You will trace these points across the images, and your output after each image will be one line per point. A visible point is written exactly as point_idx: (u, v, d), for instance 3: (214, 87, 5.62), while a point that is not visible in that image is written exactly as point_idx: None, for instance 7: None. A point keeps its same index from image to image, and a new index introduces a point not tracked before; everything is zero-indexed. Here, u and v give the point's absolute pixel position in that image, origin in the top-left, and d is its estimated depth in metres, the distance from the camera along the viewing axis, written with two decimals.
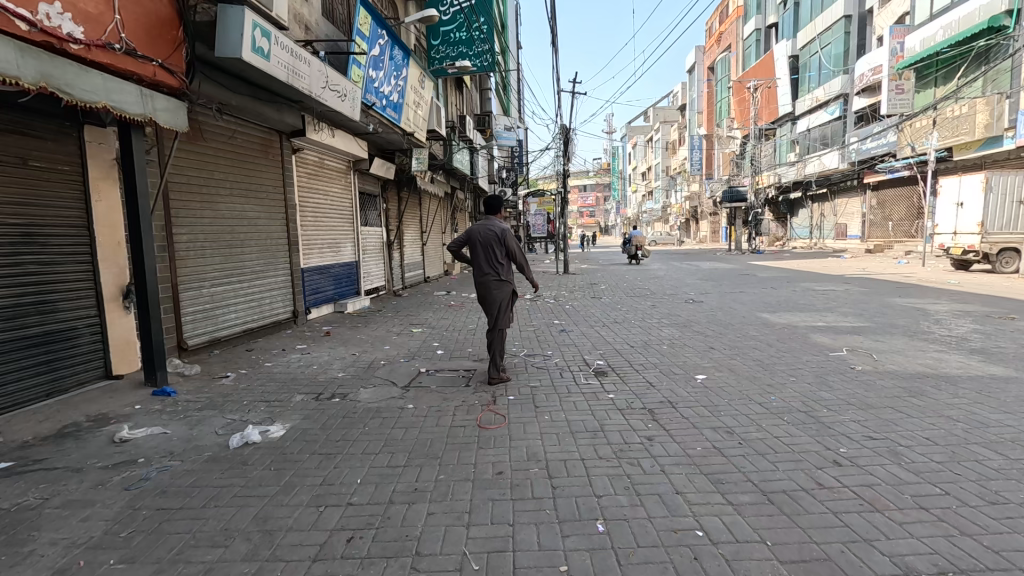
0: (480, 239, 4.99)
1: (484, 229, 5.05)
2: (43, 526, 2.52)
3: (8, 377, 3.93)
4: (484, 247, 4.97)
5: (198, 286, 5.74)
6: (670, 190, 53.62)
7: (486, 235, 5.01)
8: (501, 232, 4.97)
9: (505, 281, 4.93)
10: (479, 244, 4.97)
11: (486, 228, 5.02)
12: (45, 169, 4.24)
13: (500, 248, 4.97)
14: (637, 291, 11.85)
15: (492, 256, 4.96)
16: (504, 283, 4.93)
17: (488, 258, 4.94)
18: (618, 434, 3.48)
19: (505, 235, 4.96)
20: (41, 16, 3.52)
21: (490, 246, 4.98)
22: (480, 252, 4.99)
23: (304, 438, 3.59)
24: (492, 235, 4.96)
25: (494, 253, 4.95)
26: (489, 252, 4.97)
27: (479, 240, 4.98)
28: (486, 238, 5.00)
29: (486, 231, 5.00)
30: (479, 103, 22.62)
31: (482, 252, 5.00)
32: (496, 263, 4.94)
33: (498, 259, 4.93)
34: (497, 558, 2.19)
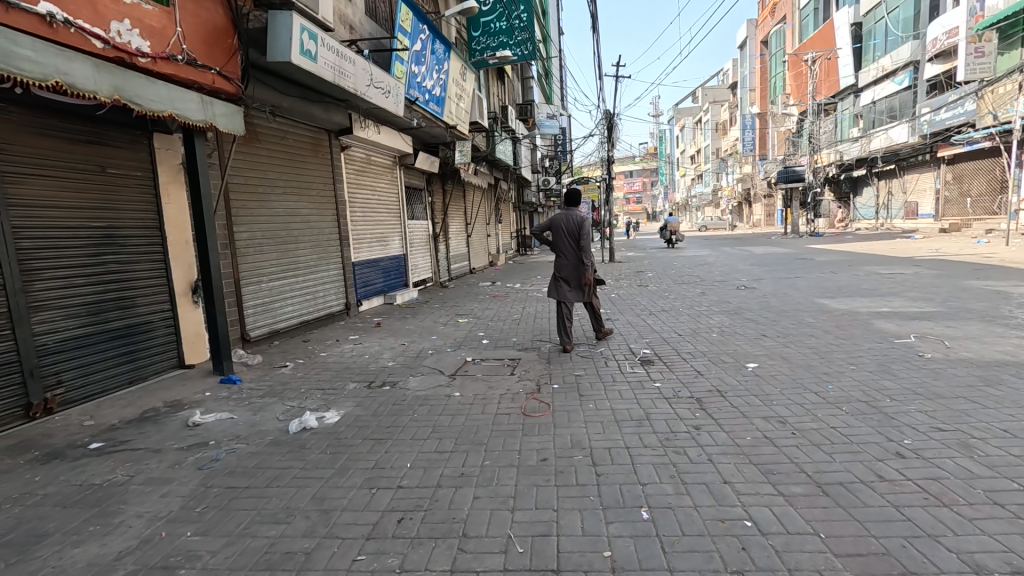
0: (558, 227, 5.63)
1: (566, 217, 5.65)
2: (129, 500, 2.78)
3: (95, 366, 4.33)
4: (560, 235, 5.60)
5: (258, 281, 6.08)
6: (720, 173, 51.54)
7: (565, 222, 5.63)
8: (574, 220, 5.50)
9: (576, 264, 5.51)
10: (557, 231, 5.63)
11: (564, 216, 5.62)
12: (121, 175, 4.61)
13: (574, 234, 5.54)
14: (685, 278, 11.54)
15: (569, 242, 5.58)
16: (576, 266, 5.53)
17: (562, 244, 5.58)
18: (664, 422, 3.44)
19: (578, 222, 5.49)
20: (113, 33, 3.85)
21: (567, 233, 5.60)
22: (559, 238, 5.65)
23: (357, 424, 3.76)
24: (567, 222, 5.54)
25: (570, 239, 5.55)
26: (567, 238, 5.60)
27: (557, 228, 5.62)
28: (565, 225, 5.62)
29: (564, 219, 5.59)
30: (521, 92, 22.52)
31: (561, 238, 5.65)
32: (570, 249, 5.55)
33: (570, 245, 5.51)
34: (542, 542, 2.24)
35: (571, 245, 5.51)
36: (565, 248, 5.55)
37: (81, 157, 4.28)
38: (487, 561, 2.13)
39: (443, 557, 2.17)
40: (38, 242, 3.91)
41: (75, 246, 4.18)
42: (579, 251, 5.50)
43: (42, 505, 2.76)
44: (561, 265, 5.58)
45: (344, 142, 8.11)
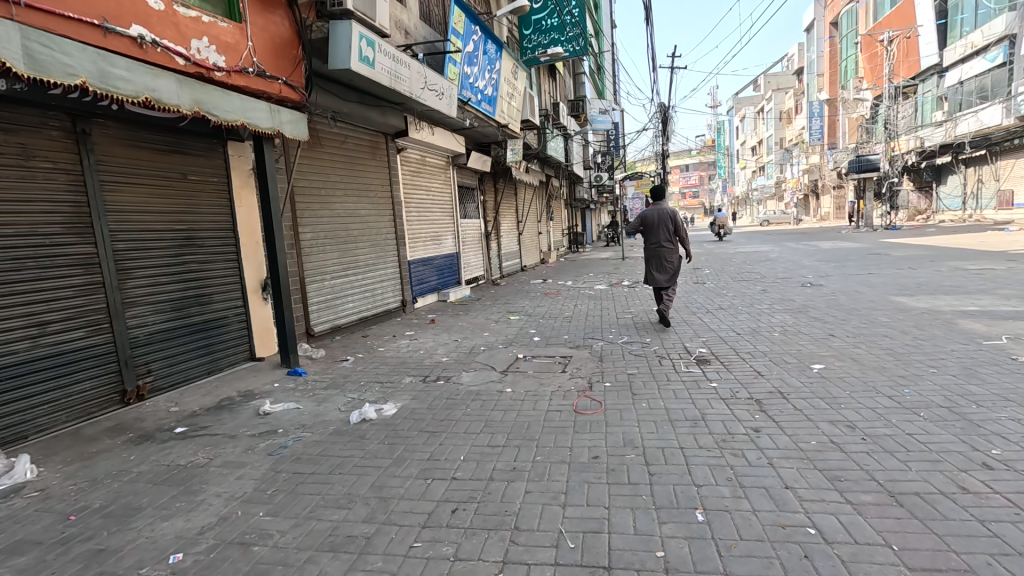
0: (659, 220, 6.39)
1: (657, 211, 6.50)
2: (209, 480, 3.03)
3: (178, 358, 4.72)
4: (659, 225, 6.36)
5: (321, 278, 6.40)
6: (784, 163, 48.96)
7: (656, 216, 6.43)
8: (670, 212, 6.37)
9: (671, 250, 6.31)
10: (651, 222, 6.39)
11: (656, 209, 6.43)
12: (200, 181, 4.99)
13: (670, 225, 6.36)
14: (745, 274, 11.07)
15: (664, 232, 6.36)
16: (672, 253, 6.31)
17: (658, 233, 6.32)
18: (721, 423, 3.33)
19: (671, 216, 6.38)
20: (193, 50, 4.19)
21: (661, 224, 6.41)
22: (653, 229, 6.40)
23: (412, 417, 3.90)
24: (663, 214, 6.35)
25: (666, 229, 6.36)
26: (661, 228, 6.40)
27: (656, 220, 6.37)
28: (657, 217, 6.45)
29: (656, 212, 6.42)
30: (573, 88, 22.36)
31: (654, 228, 6.42)
32: (666, 238, 6.33)
33: (667, 235, 6.33)
34: (593, 538, 2.24)
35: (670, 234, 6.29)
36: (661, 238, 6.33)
37: (165, 165, 4.65)
38: (539, 554, 2.16)
39: (496, 548, 2.23)
40: (130, 244, 4.31)
41: (159, 247, 4.56)
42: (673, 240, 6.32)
43: (137, 481, 3.06)
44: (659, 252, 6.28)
45: (400, 144, 8.37)
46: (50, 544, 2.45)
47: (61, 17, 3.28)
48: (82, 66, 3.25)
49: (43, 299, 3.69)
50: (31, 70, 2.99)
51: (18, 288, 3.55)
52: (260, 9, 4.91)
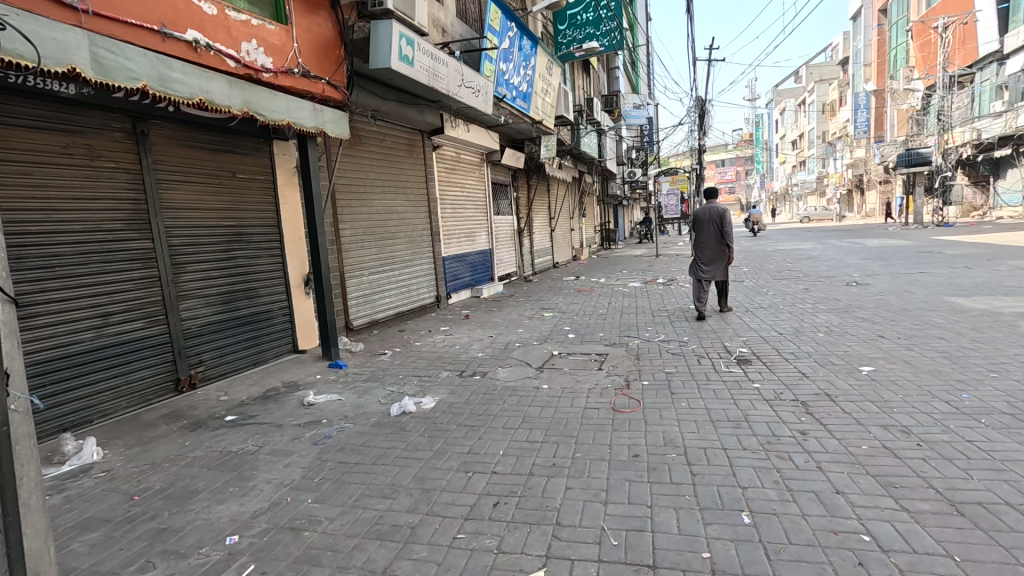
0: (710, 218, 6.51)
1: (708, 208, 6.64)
2: (260, 467, 3.16)
3: (227, 349, 4.92)
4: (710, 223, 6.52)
5: (360, 274, 6.54)
6: (827, 158, 47.14)
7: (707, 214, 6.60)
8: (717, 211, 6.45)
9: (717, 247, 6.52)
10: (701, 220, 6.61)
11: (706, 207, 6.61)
12: (248, 179, 5.18)
13: (717, 222, 6.50)
14: (786, 273, 10.72)
15: (712, 229, 6.54)
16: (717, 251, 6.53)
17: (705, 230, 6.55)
18: (765, 425, 3.26)
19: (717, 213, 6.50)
20: (243, 53, 4.35)
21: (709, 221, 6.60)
22: (699, 226, 6.64)
23: (451, 411, 3.96)
24: (711, 213, 6.52)
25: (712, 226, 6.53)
26: (709, 224, 6.60)
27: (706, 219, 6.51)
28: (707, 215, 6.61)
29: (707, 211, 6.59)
30: (607, 82, 22.08)
31: (702, 224, 6.66)
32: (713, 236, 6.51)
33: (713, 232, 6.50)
34: (636, 537, 2.23)
35: (715, 232, 6.46)
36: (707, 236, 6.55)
37: (217, 165, 4.85)
38: (582, 550, 2.17)
39: (539, 542, 2.24)
40: (184, 240, 4.51)
41: (211, 243, 4.76)
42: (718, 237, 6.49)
43: (193, 466, 3.21)
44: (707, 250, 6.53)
45: (436, 141, 8.47)
46: (118, 522, 2.61)
47: (124, 24, 3.46)
48: (143, 69, 3.41)
49: (107, 291, 3.92)
50: (98, 75, 3.16)
51: (84, 280, 3.77)
52: (305, 11, 5.04)
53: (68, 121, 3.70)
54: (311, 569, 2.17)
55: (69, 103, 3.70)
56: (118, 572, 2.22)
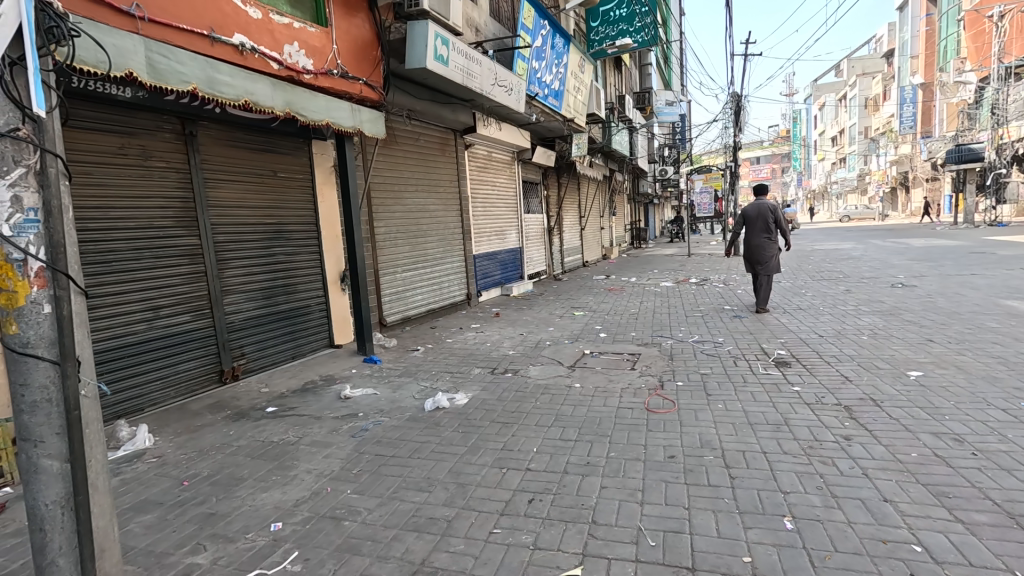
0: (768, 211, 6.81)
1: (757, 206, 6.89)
2: (300, 457, 3.25)
3: (267, 342, 5.08)
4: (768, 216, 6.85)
5: (393, 271, 6.66)
6: (869, 154, 45.31)
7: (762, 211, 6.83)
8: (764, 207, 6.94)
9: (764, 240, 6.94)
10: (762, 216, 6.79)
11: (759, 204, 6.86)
12: (288, 178, 5.33)
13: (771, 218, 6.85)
14: (826, 273, 10.37)
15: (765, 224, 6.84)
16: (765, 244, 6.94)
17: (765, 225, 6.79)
18: (806, 429, 3.17)
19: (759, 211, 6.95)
20: (285, 55, 4.48)
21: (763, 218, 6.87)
22: (758, 222, 6.83)
23: (484, 407, 3.99)
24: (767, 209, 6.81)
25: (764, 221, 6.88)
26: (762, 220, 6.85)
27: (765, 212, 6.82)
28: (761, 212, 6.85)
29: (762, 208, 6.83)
30: (639, 79, 21.78)
31: (758, 221, 6.83)
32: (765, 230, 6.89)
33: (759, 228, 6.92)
34: (674, 538, 2.21)
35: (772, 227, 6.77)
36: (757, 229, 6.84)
37: (259, 164, 5.00)
38: (618, 549, 2.16)
39: (575, 540, 2.25)
40: (228, 237, 4.68)
41: (253, 240, 4.92)
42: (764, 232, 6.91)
43: (237, 455, 3.33)
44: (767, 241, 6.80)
45: (468, 140, 8.53)
46: (170, 506, 2.73)
47: (176, 29, 3.61)
48: (193, 73, 3.56)
49: (158, 285, 4.10)
50: (153, 79, 3.31)
51: (137, 274, 3.96)
52: (345, 14, 5.15)
53: (123, 124, 3.89)
54: (352, 558, 2.23)
55: (125, 106, 3.89)
56: (171, 553, 2.33)
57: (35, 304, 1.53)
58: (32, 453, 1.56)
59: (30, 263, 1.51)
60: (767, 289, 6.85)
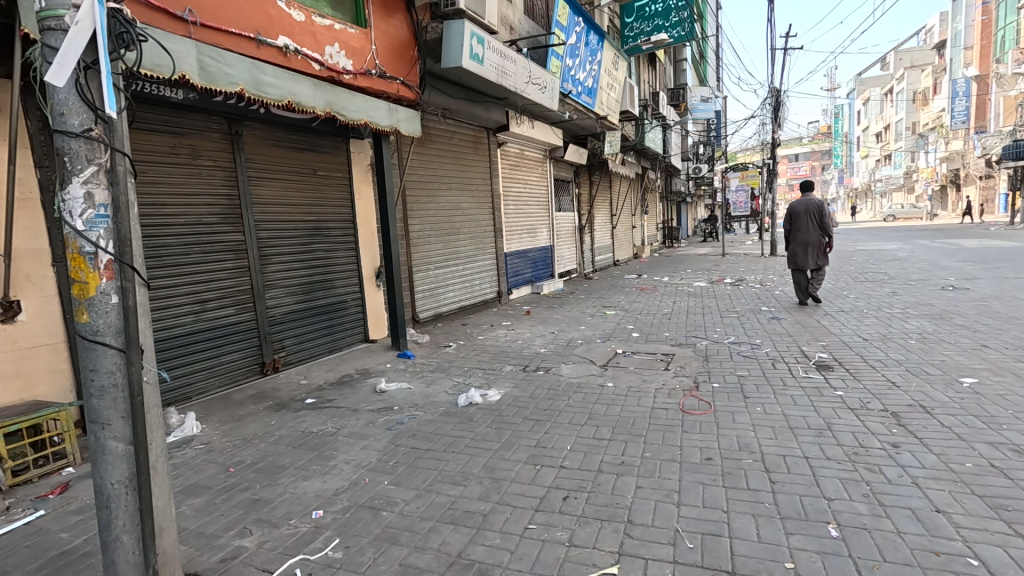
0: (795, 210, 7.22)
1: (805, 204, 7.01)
2: (339, 448, 3.34)
3: (305, 336, 5.22)
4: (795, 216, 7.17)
5: (426, 268, 6.75)
6: (917, 151, 43.25)
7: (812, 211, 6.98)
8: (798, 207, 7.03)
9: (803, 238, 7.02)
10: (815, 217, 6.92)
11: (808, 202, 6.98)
12: (327, 176, 5.46)
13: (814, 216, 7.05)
14: (870, 274, 9.96)
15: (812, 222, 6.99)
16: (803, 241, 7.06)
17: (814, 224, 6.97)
18: (850, 435, 3.07)
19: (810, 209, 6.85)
20: (326, 56, 4.59)
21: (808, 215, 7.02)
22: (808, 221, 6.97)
23: (516, 404, 4.01)
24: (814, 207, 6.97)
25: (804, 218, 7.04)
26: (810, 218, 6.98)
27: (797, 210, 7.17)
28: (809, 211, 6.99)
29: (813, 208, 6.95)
30: (673, 75, 21.40)
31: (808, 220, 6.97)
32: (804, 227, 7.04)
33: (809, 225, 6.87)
34: (713, 541, 2.18)
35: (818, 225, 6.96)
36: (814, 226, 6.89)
37: (300, 163, 5.15)
38: (655, 550, 2.14)
39: (611, 539, 2.24)
40: (270, 233, 4.83)
41: (293, 236, 5.06)
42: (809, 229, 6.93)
43: (279, 444, 3.45)
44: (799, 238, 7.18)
45: (501, 138, 8.57)
46: (217, 490, 2.85)
47: (225, 33, 3.74)
48: (241, 74, 3.69)
49: (205, 280, 4.28)
50: (204, 81, 3.45)
51: (187, 269, 4.14)
52: (383, 14, 5.25)
53: (175, 125, 4.06)
54: (391, 547, 2.28)
55: (177, 108, 4.06)
56: (220, 535, 2.43)
57: (104, 294, 1.63)
58: (100, 435, 1.66)
59: (100, 256, 1.61)
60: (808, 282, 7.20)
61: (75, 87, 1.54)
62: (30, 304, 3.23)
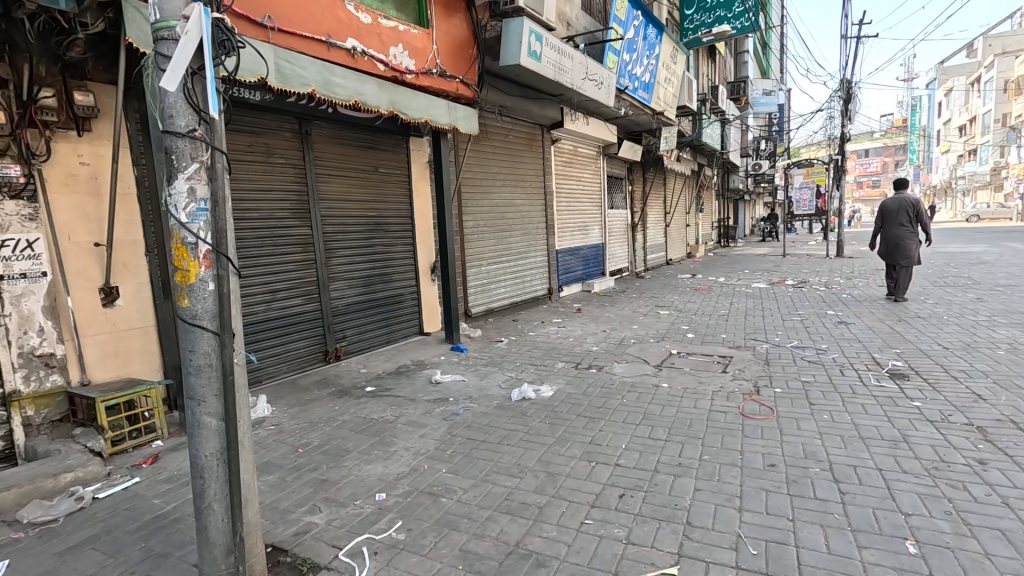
0: (890, 212, 7.26)
1: (901, 204, 7.19)
2: (398, 435, 3.47)
3: (364, 327, 5.43)
4: (895, 217, 7.18)
5: (479, 264, 6.85)
6: (1008, 145, 39.52)
7: (907, 208, 7.14)
8: (915, 200, 7.09)
9: (918, 236, 7.01)
10: (909, 213, 7.10)
11: (904, 202, 7.15)
12: (387, 173, 5.65)
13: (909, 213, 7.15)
14: (952, 278, 9.24)
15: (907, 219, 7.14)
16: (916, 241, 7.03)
17: (908, 221, 7.12)
18: (929, 448, 2.89)
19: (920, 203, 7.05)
20: (390, 56, 4.74)
21: (905, 213, 7.15)
22: (903, 217, 7.14)
23: (569, 400, 4.03)
24: (907, 205, 7.15)
25: (907, 216, 7.13)
26: (905, 216, 7.15)
27: (890, 210, 7.26)
28: (905, 208, 7.15)
29: (906, 205, 7.14)
30: (734, 68, 20.61)
31: (902, 217, 7.15)
32: (908, 225, 7.10)
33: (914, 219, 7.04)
34: (778, 549, 2.11)
35: (913, 221, 7.07)
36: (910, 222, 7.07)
37: (363, 160, 5.35)
38: (716, 554, 2.11)
39: (670, 539, 2.22)
40: (335, 228, 5.06)
41: (355, 231, 5.27)
42: (921, 225, 7.04)
43: (342, 428, 3.62)
44: (889, 237, 7.16)
45: (555, 135, 8.55)
46: (288, 469, 3.04)
47: (300, 37, 3.95)
48: (312, 76, 3.87)
49: (275, 271, 4.52)
50: (280, 83, 3.65)
51: (260, 260, 4.40)
52: (444, 14, 5.35)
53: (253, 125, 4.33)
54: (451, 533, 2.35)
55: (255, 109, 4.33)
56: (292, 511, 2.59)
57: (203, 281, 1.77)
58: (196, 411, 1.82)
59: (200, 246, 1.76)
60: (903, 280, 7.13)
61: (183, 91, 1.69)
62: (126, 289, 3.55)
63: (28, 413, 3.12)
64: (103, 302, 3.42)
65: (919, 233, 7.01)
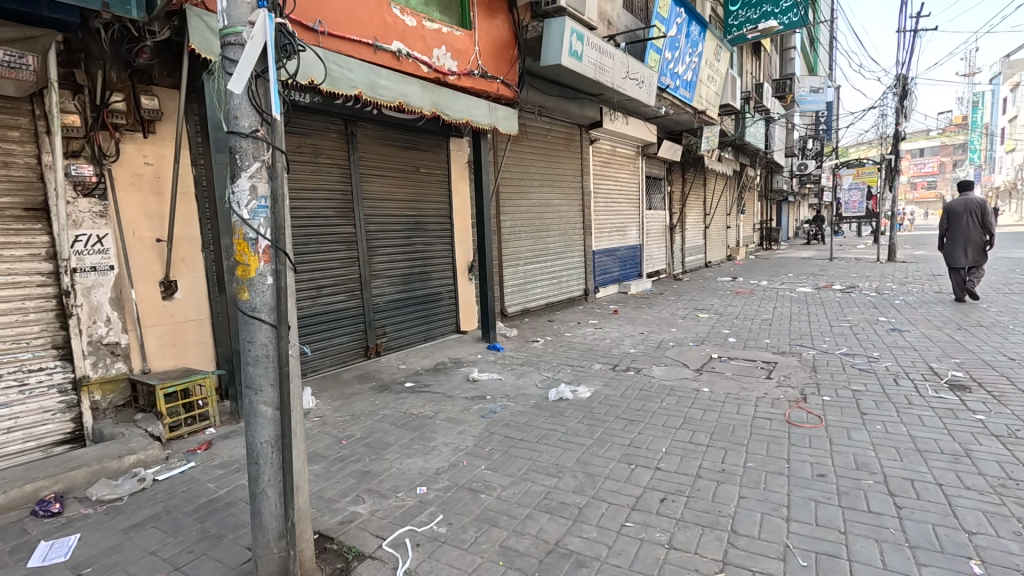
0: (955, 215, 6.95)
1: (967, 207, 6.85)
2: (437, 430, 3.52)
3: (403, 324, 5.54)
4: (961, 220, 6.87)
5: (516, 264, 6.88)
6: None
7: (973, 212, 6.80)
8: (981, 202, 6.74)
9: (983, 239, 6.71)
10: (974, 217, 6.78)
11: (970, 205, 6.81)
12: (428, 173, 5.74)
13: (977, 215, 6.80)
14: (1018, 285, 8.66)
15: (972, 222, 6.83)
16: (983, 244, 6.75)
17: (974, 225, 6.81)
18: (994, 464, 2.72)
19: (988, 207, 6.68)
20: (433, 58, 4.81)
21: (972, 216, 6.83)
22: (967, 220, 6.85)
23: (607, 402, 4.00)
24: (973, 208, 6.81)
25: (974, 219, 6.80)
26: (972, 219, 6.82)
27: (955, 214, 6.94)
28: (971, 212, 6.82)
29: (973, 209, 6.79)
30: (778, 65, 19.96)
31: (967, 219, 6.85)
32: (973, 227, 6.81)
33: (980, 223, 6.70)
34: (829, 562, 2.04)
35: (978, 225, 6.75)
36: (973, 225, 6.77)
37: (404, 160, 5.46)
38: (764, 563, 2.05)
39: (714, 546, 2.17)
40: (377, 227, 5.19)
41: (396, 230, 5.38)
42: (986, 227, 6.71)
43: (383, 422, 3.70)
44: (951, 239, 6.93)
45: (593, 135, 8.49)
46: (333, 460, 3.12)
47: (348, 41, 4.06)
48: (359, 78, 3.97)
49: (322, 268, 4.68)
50: (330, 86, 3.75)
51: (307, 257, 4.56)
52: (486, 16, 5.39)
53: (302, 126, 4.48)
54: (491, 529, 2.37)
55: (304, 111, 4.47)
56: (337, 500, 2.67)
57: (261, 276, 1.86)
58: (254, 399, 1.90)
59: (260, 242, 1.84)
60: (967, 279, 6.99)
61: (247, 93, 1.77)
62: (184, 284, 3.73)
63: (96, 398, 3.32)
64: (163, 295, 3.61)
65: (985, 236, 6.71)
